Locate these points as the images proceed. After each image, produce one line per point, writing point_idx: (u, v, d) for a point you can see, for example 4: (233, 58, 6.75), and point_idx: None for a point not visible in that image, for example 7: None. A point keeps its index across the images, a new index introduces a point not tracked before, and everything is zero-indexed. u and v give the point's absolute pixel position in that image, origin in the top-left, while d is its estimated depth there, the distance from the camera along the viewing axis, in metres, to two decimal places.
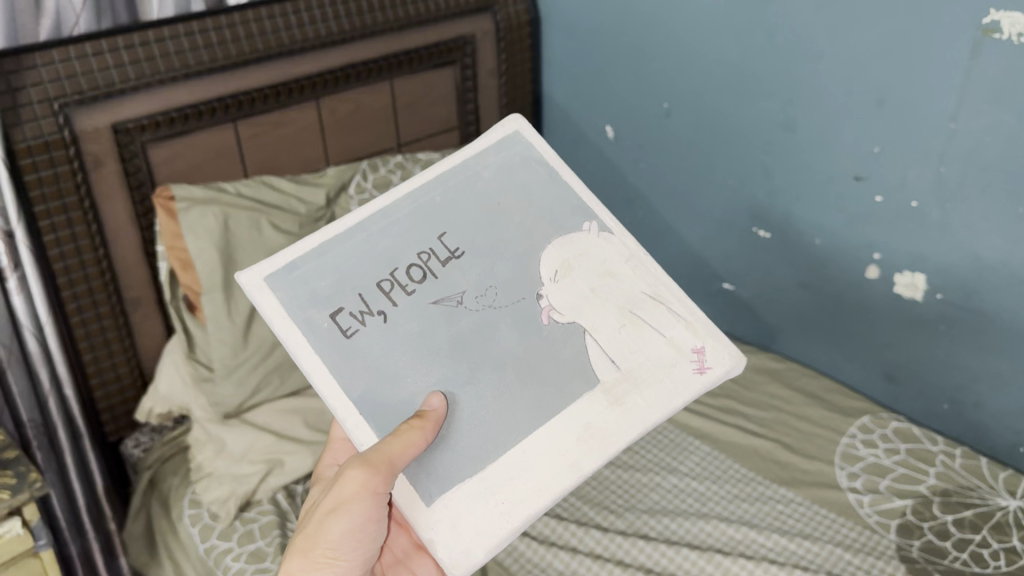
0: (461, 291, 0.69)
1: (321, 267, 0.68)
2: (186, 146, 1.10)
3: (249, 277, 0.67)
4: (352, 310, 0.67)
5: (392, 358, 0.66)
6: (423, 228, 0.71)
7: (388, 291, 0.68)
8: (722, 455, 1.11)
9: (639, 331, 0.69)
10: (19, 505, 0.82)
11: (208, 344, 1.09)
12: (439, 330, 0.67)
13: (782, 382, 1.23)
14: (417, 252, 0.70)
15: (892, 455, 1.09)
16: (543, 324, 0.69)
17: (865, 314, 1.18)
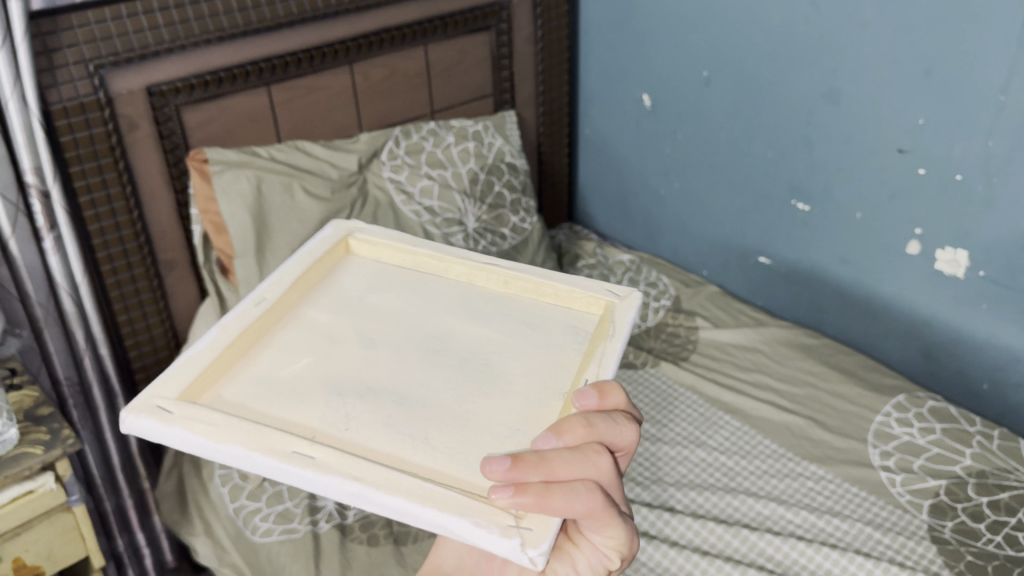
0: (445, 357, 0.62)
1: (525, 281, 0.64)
2: (220, 109, 1.10)
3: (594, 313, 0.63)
4: None
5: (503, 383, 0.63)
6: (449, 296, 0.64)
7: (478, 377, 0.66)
8: (752, 430, 1.10)
9: (254, 398, 0.52)
10: (53, 460, 0.84)
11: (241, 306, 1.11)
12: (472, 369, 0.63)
13: (816, 358, 1.21)
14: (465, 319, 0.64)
15: (927, 434, 1.07)
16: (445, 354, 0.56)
17: (905, 291, 1.16)
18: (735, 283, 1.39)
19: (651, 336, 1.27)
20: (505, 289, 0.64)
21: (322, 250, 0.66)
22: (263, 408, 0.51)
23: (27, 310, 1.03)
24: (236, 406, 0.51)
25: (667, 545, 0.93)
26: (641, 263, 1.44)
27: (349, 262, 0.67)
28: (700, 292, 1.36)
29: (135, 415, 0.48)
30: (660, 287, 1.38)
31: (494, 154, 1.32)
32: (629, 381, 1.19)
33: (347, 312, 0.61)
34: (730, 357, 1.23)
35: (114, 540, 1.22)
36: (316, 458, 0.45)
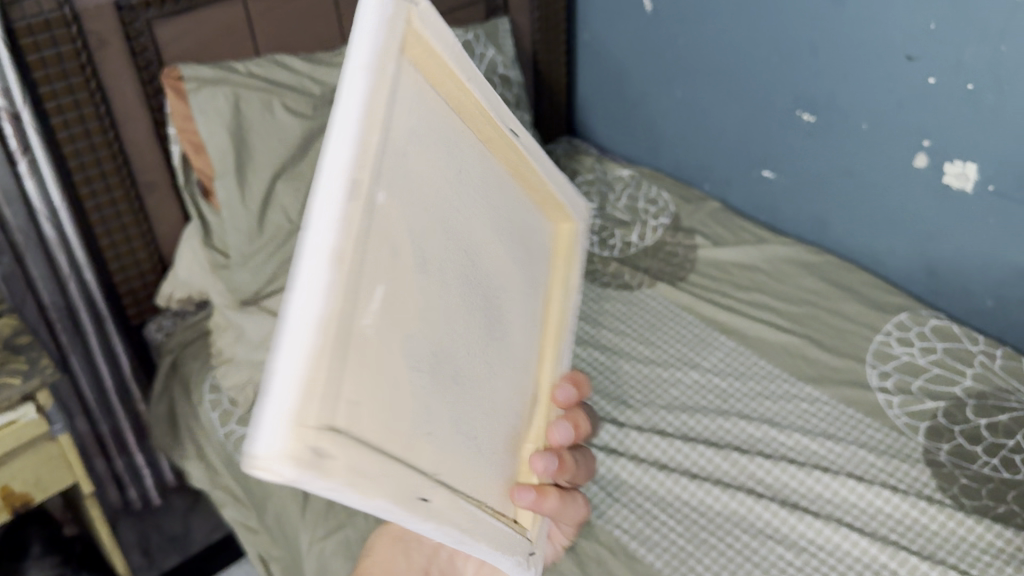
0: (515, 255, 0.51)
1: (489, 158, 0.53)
2: (194, 23, 1.05)
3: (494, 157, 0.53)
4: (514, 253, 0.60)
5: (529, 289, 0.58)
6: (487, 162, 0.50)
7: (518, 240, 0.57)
8: (746, 351, 1.07)
9: (364, 394, 0.35)
10: (32, 390, 0.83)
11: (224, 229, 1.07)
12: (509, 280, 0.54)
13: (817, 275, 1.17)
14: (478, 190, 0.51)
15: (928, 354, 1.05)
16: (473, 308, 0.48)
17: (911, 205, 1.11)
18: (737, 197, 1.34)
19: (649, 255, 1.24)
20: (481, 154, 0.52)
21: (387, 57, 0.41)
22: (373, 409, 0.36)
23: (8, 239, 1.01)
24: (353, 420, 0.34)
25: (657, 470, 0.92)
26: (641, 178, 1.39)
27: (398, 70, 0.43)
28: (700, 209, 1.31)
29: (281, 461, 0.30)
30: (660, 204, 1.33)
31: (485, 65, 1.26)
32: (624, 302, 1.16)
33: (405, 186, 0.42)
34: (729, 276, 1.19)
35: (112, 461, 1.25)
36: (432, 503, 0.38)
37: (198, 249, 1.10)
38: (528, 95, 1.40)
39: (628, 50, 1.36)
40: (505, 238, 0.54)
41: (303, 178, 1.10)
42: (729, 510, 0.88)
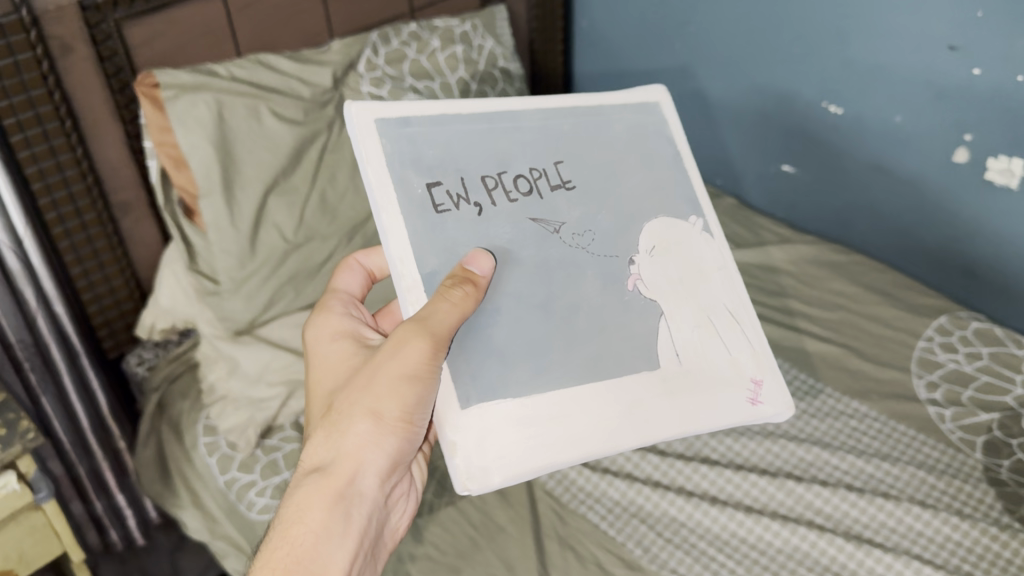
0: (563, 220, 0.58)
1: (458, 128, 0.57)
2: (166, 22, 0.94)
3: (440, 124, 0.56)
4: (450, 188, 0.55)
5: (493, 243, 0.56)
6: (541, 145, 0.60)
7: (491, 189, 0.57)
8: (783, 364, 1.01)
9: None
10: (12, 459, 0.72)
11: (211, 254, 0.96)
12: (528, 246, 0.57)
13: (848, 277, 1.11)
14: (530, 167, 0.59)
15: (974, 361, 0.99)
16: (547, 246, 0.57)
17: (943, 201, 1.05)
18: (752, 193, 1.27)
19: None
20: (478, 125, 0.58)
21: None
22: None
23: None
24: None
25: (709, 503, 0.85)
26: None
27: None
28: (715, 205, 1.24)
29: None
30: None
31: (484, 59, 1.17)
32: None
33: None
34: (754, 280, 1.12)
35: (91, 504, 1.14)
36: None
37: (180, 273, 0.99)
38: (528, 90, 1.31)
39: (630, 39, 1.28)
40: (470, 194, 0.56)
41: (297, 192, 0.99)
42: (790, 546, 0.82)
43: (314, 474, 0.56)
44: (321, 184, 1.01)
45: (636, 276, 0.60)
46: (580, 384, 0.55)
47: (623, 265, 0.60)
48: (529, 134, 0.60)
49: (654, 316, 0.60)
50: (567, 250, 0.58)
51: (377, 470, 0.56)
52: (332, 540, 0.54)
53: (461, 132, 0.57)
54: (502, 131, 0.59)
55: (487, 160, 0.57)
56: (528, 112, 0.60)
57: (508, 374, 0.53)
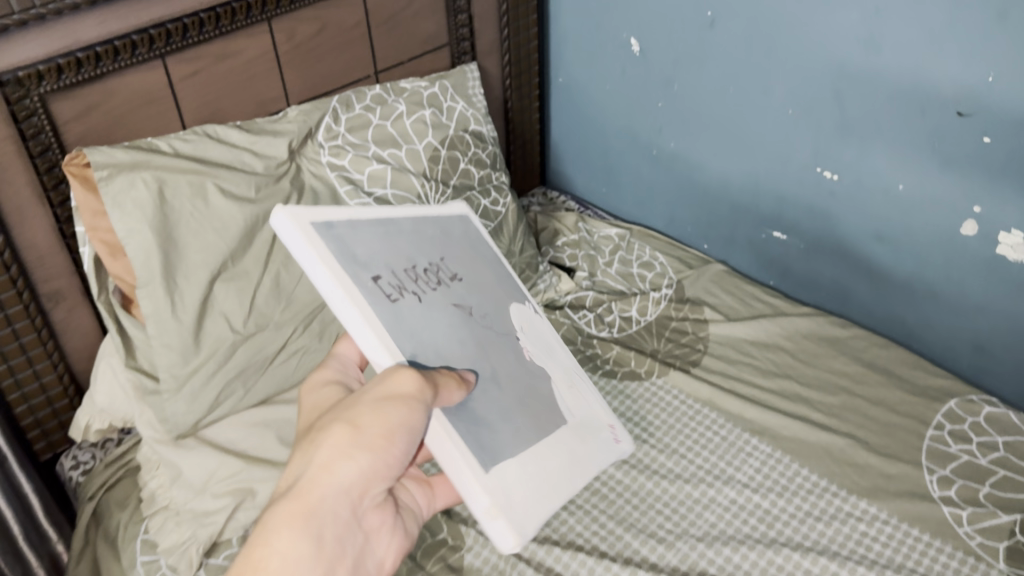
0: (470, 305, 0.66)
1: (361, 228, 0.59)
2: (101, 95, 0.85)
3: (320, 226, 0.55)
4: (388, 281, 0.58)
5: (434, 335, 0.59)
6: (426, 244, 0.66)
7: (416, 283, 0.61)
8: (783, 458, 0.92)
9: None
10: None
11: (151, 350, 0.87)
12: (447, 324, 0.61)
13: (848, 354, 1.03)
14: (429, 262, 0.64)
15: (988, 453, 0.91)
16: (470, 328, 0.64)
17: (950, 274, 0.98)
18: (742, 259, 1.20)
19: (653, 336, 1.07)
20: (371, 219, 0.62)
21: None
22: None
23: None
24: None
25: None
26: (633, 241, 1.23)
27: None
28: (703, 273, 1.16)
29: None
30: (657, 270, 1.18)
31: (454, 121, 1.10)
32: (633, 398, 1.00)
33: None
34: (748, 358, 1.04)
35: None
36: None
37: (118, 368, 0.90)
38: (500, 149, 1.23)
39: (610, 96, 1.21)
40: (413, 294, 0.59)
41: (247, 276, 0.90)
42: None
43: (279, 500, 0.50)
44: (275, 265, 0.92)
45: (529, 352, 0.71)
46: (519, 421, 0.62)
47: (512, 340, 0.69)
48: (410, 239, 0.64)
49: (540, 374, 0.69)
50: (482, 329, 0.65)
51: (350, 485, 0.50)
52: (290, 542, 0.47)
53: (369, 223, 0.61)
54: (410, 237, 0.65)
55: (399, 256, 0.61)
56: (411, 220, 0.67)
57: (485, 445, 0.56)
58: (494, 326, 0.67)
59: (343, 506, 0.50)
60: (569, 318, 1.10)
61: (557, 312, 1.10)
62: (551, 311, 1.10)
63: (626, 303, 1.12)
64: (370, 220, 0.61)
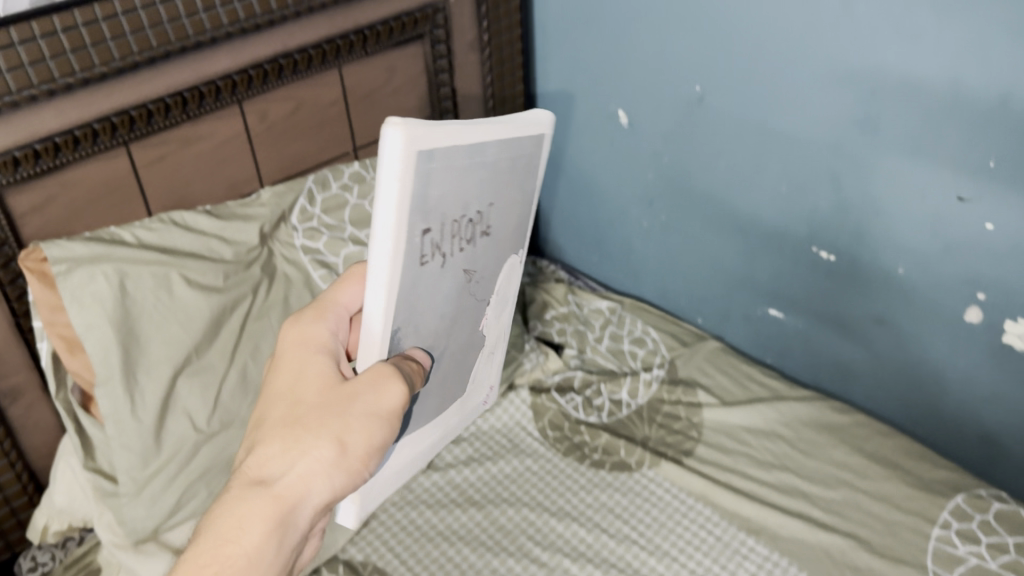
0: (479, 272, 0.57)
1: (469, 151, 0.49)
2: (60, 185, 0.81)
3: (427, 154, 0.45)
4: (432, 239, 0.49)
5: (418, 308, 0.52)
6: (495, 182, 0.54)
7: (456, 232, 0.51)
8: (779, 560, 0.86)
9: None
10: None
11: (111, 450, 0.83)
12: (441, 294, 0.54)
13: (849, 444, 0.98)
14: (479, 209, 0.53)
15: (999, 555, 0.84)
16: (456, 297, 0.56)
17: (954, 359, 0.92)
18: (739, 336, 1.15)
19: (643, 421, 1.03)
20: (471, 141, 0.49)
21: None
22: None
23: None
24: None
25: None
26: (629, 315, 1.19)
27: None
28: (697, 351, 1.12)
29: None
30: (650, 346, 1.13)
31: None
32: (622, 491, 0.95)
33: None
34: (743, 447, 0.99)
35: None
36: None
37: (77, 467, 0.86)
38: None
39: (600, 165, 1.18)
40: (438, 261, 0.51)
41: (213, 370, 0.85)
42: None
43: (249, 479, 0.49)
44: (242, 359, 0.87)
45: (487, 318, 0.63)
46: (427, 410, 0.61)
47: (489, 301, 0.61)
48: (488, 169, 0.52)
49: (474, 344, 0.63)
50: (467, 296, 0.58)
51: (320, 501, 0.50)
52: (255, 544, 0.47)
53: (467, 147, 0.49)
54: (480, 172, 0.51)
55: (461, 203, 0.50)
56: (492, 140, 0.52)
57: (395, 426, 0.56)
58: (488, 284, 0.60)
59: (308, 518, 0.49)
60: (555, 402, 1.05)
61: (544, 396, 1.06)
62: (538, 394, 1.06)
63: (616, 384, 1.08)
64: (476, 128, 0.49)
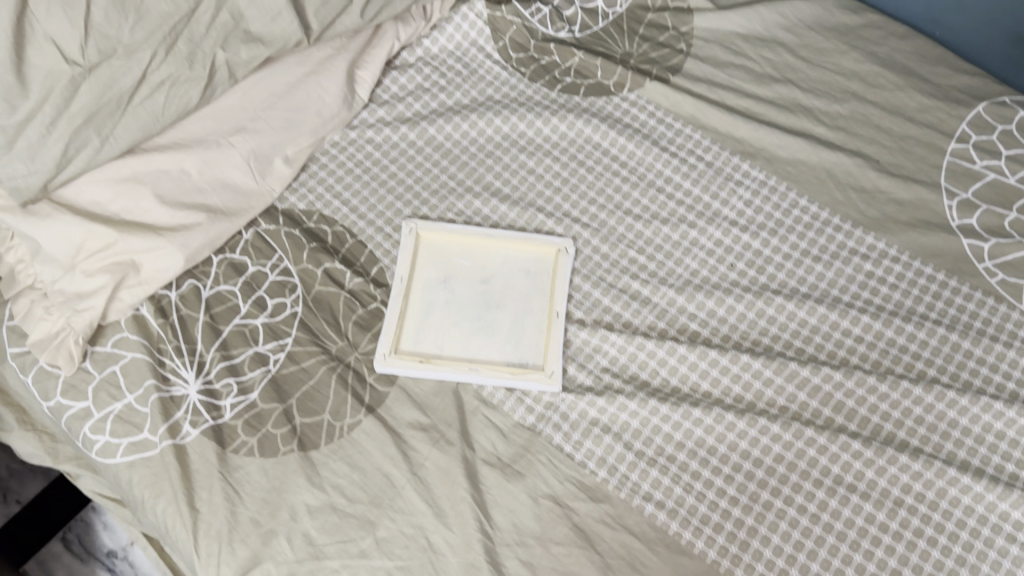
0: (497, 303, 1.12)
1: (681, 127, 1.27)
2: None
3: (712, 304, 1.11)
4: (546, 338, 1.08)
5: (519, 328, 1.10)
6: (520, 298, 1.12)
7: (531, 316, 1.11)
8: (807, 253, 1.16)
9: None
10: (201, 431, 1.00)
11: (247, 329, 1.07)
12: (491, 333, 1.09)
13: (846, 181, 1.21)
14: (514, 294, 1.13)
15: (971, 191, 1.20)
16: (483, 324, 1.10)
17: (944, 82, 1.29)
18: (737, 95, 1.29)
19: (667, 195, 1.21)
20: (557, 304, 1.10)
21: None
22: None
23: (74, 371, 1.03)
24: None
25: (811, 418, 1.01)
26: (652, 123, 1.28)
27: None
28: (711, 122, 1.27)
29: None
30: (669, 125, 1.28)
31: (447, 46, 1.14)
32: (676, 246, 1.17)
33: None
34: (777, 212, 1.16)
35: None
36: None
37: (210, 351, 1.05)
38: (473, 191, 1.22)
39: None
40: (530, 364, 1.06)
41: None
42: (897, 464, 0.99)
43: None
44: None
45: (313, 95, 1.21)
46: (246, 143, 1.14)
47: (484, 290, 1.13)
48: (522, 306, 1.12)
49: (299, 104, 1.19)
50: (488, 329, 1.09)
51: None
52: None
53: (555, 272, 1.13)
54: (520, 300, 1.12)
55: (516, 344, 1.08)
56: (535, 306, 1.12)
57: (426, 337, 1.08)
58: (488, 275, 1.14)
59: None
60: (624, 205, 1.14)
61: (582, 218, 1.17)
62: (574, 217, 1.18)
63: (647, 178, 1.23)
64: (559, 323, 1.09)
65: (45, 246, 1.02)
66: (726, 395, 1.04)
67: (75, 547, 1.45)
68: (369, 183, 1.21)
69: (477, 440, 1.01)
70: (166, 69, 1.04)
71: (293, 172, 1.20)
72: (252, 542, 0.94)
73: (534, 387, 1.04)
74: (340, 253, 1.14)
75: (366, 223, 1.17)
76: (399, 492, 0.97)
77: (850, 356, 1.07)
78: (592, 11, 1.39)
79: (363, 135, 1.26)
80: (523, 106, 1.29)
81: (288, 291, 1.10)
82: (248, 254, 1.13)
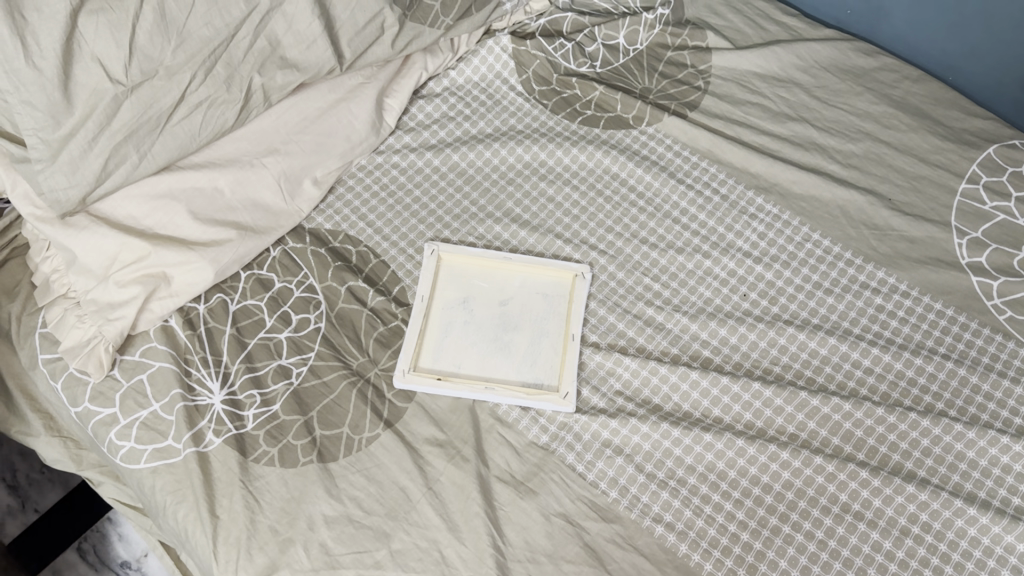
0: (513, 325, 1.14)
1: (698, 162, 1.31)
2: None
3: (725, 334, 1.14)
4: (561, 361, 1.11)
5: (534, 350, 1.12)
6: (536, 321, 1.15)
7: (547, 339, 1.14)
8: (820, 285, 1.18)
9: None
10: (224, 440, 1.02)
11: (272, 343, 1.10)
12: (507, 355, 1.12)
13: (858, 216, 1.24)
14: (531, 317, 1.15)
15: (981, 230, 1.22)
16: (499, 344, 1.13)
17: (956, 125, 1.33)
18: (753, 131, 1.33)
19: (683, 226, 1.24)
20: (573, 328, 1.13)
21: None
22: None
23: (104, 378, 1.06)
24: None
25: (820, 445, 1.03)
26: (670, 156, 1.32)
27: None
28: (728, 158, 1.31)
29: None
30: (686, 159, 1.31)
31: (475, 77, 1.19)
32: (691, 276, 1.20)
33: None
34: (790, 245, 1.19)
35: None
36: None
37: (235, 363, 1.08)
38: (495, 217, 1.25)
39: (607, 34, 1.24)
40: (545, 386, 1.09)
41: None
42: (904, 494, 1.00)
43: None
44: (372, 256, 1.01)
45: (343, 120, 1.25)
46: (276, 164, 1.19)
47: (501, 312, 1.16)
48: (539, 329, 1.14)
49: (329, 129, 1.24)
50: (504, 349, 1.12)
51: None
52: None
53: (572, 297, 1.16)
54: (536, 323, 1.15)
55: (531, 365, 1.11)
56: (551, 329, 1.14)
57: (445, 355, 1.11)
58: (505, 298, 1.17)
59: None
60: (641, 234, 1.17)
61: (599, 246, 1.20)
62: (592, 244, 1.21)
63: (664, 209, 1.26)
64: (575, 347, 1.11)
65: (81, 257, 1.06)
66: (737, 421, 1.06)
67: (90, 556, 1.47)
68: (393, 206, 1.25)
69: (493, 458, 1.03)
70: (205, 90, 1.08)
71: (321, 194, 1.23)
72: (270, 551, 0.96)
73: (549, 407, 1.06)
74: (363, 273, 1.18)
75: (390, 244, 1.21)
76: (414, 506, 0.99)
77: (859, 388, 1.09)
78: (614, 48, 1.44)
79: (389, 160, 1.30)
80: (545, 137, 1.33)
81: (312, 307, 1.13)
82: (275, 270, 1.17)
